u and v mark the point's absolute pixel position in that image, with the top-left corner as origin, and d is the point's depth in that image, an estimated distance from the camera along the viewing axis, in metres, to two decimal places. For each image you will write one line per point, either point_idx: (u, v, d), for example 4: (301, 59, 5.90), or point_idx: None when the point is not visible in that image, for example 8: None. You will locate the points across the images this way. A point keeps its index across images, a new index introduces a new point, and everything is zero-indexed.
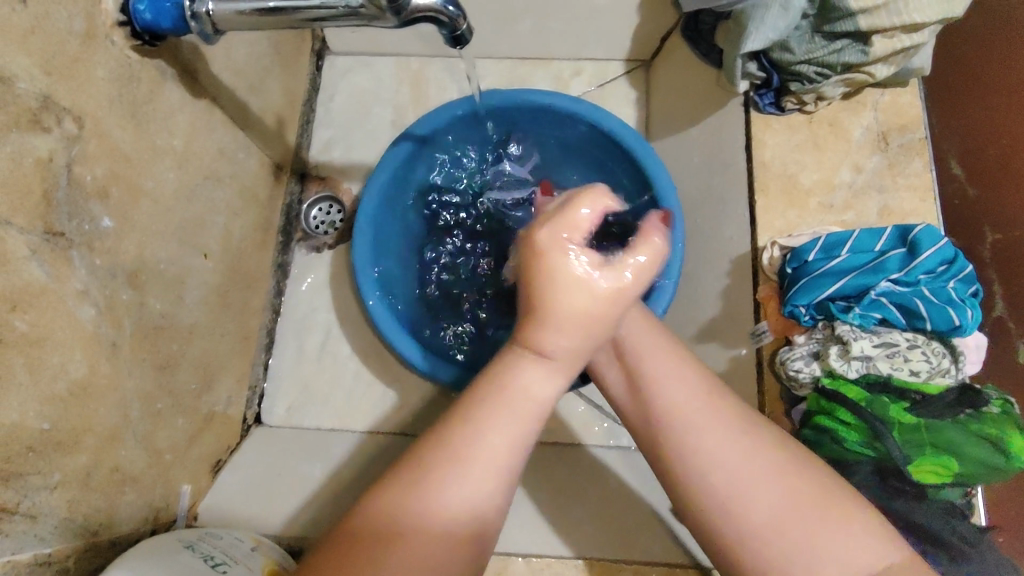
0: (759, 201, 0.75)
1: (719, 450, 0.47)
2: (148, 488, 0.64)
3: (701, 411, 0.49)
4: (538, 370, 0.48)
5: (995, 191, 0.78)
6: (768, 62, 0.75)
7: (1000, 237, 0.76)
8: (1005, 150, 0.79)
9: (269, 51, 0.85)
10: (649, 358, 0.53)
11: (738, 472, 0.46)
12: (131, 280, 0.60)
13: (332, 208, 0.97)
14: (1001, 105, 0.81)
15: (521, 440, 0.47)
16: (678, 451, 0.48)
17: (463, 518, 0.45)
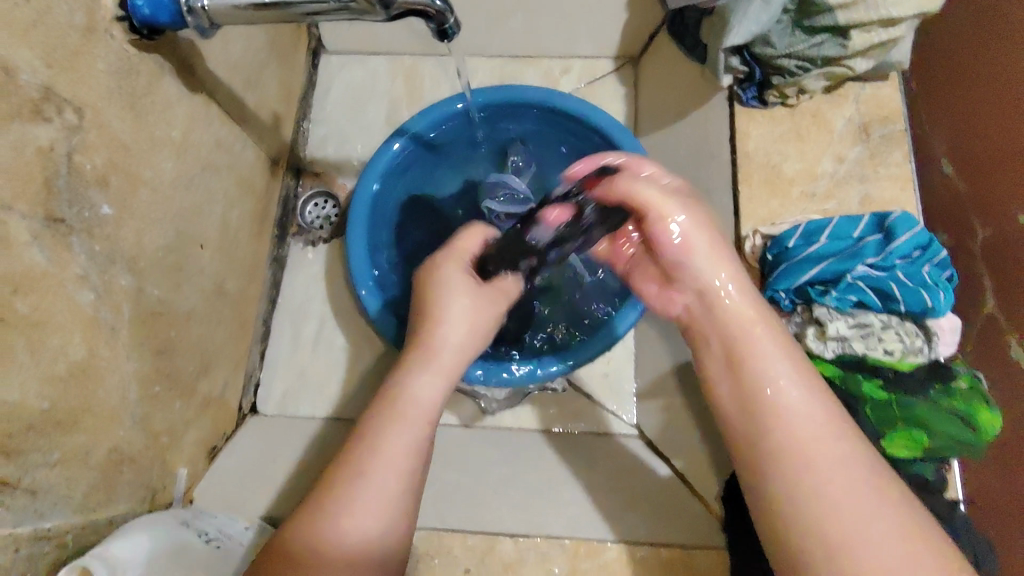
0: (742, 192, 0.77)
1: (841, 479, 0.45)
2: (144, 468, 0.66)
3: (827, 430, 0.47)
4: (427, 382, 0.57)
5: (985, 180, 0.77)
6: (750, 56, 0.77)
7: (990, 232, 0.76)
8: (988, 140, 0.77)
9: (265, 47, 0.87)
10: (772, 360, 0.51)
11: (842, 497, 0.45)
12: (130, 266, 0.62)
13: (326, 202, 0.99)
14: (989, 95, 0.77)
15: (422, 441, 0.54)
16: (812, 479, 0.46)
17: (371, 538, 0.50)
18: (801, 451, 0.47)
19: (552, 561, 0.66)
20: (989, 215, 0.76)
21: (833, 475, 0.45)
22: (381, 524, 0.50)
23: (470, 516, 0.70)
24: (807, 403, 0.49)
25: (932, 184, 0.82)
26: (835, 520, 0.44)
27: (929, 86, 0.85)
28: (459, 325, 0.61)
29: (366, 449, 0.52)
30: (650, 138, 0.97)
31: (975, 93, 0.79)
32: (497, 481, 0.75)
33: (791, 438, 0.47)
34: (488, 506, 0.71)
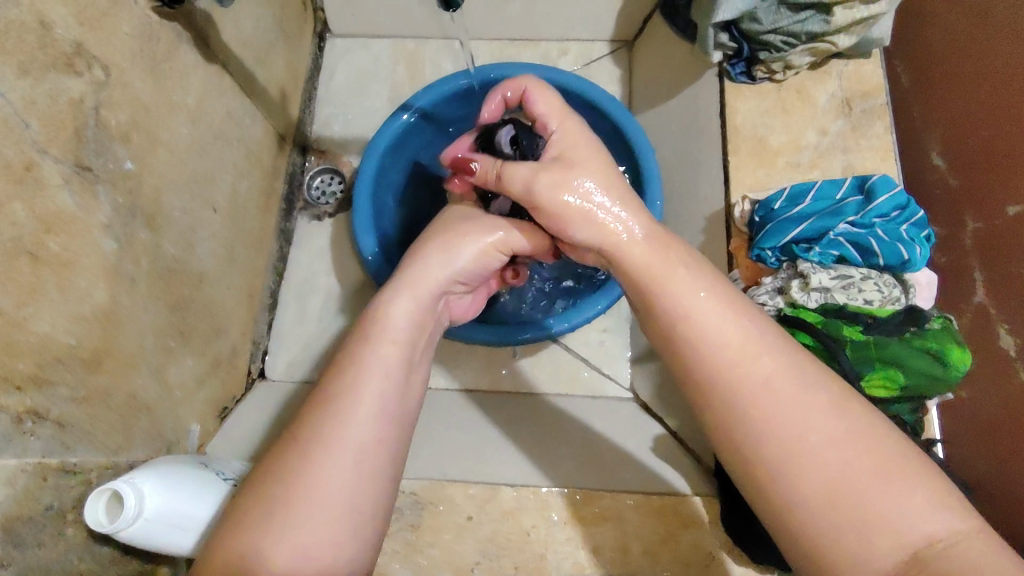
0: (731, 162, 0.81)
1: (778, 405, 0.44)
2: (160, 419, 0.68)
3: (751, 349, 0.46)
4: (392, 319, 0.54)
5: (969, 174, 0.77)
6: (738, 33, 0.81)
7: (981, 227, 0.75)
8: (982, 137, 0.75)
9: (273, 27, 0.90)
10: (699, 307, 0.48)
11: (774, 419, 0.44)
12: (148, 222, 0.65)
13: (332, 179, 1.03)
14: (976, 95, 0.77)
15: (395, 370, 0.52)
16: (749, 415, 0.45)
17: (334, 499, 0.47)
18: (731, 382, 0.46)
19: (549, 508, 0.69)
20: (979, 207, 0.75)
21: (771, 405, 0.44)
22: (353, 477, 0.47)
23: (470, 467, 0.73)
24: (728, 330, 0.47)
25: (926, 176, 0.83)
26: (769, 450, 0.43)
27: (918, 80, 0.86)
28: (449, 262, 0.58)
29: (320, 406, 0.49)
30: (643, 117, 1.01)
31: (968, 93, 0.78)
32: (495, 440, 0.77)
33: (718, 372, 0.46)
34: (488, 460, 0.73)
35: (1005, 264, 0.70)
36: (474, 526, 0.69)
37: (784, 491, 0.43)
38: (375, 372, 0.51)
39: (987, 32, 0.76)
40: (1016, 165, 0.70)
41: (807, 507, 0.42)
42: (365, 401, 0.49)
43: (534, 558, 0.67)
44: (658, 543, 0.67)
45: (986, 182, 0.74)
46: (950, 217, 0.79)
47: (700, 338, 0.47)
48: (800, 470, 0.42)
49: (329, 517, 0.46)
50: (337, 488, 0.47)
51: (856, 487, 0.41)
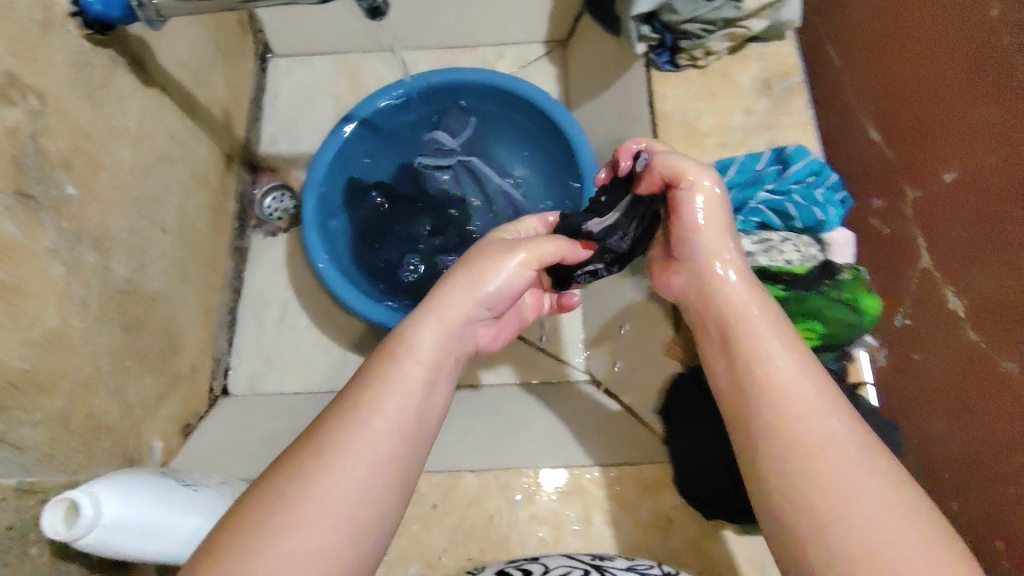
0: (662, 146, 0.85)
1: (842, 459, 0.47)
2: (122, 437, 0.69)
3: (822, 408, 0.50)
4: (429, 331, 0.55)
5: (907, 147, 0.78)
6: (659, 25, 0.85)
7: (920, 196, 0.76)
8: (913, 112, 0.77)
9: (210, 49, 0.92)
10: (771, 356, 0.53)
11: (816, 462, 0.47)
12: (97, 245, 0.66)
13: (284, 195, 1.04)
14: (913, 71, 0.77)
15: (416, 384, 0.52)
16: (816, 464, 0.47)
17: (336, 504, 0.45)
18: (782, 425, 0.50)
19: (510, 490, 0.72)
20: (917, 179, 0.76)
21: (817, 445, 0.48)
22: (357, 492, 0.46)
23: (434, 459, 0.75)
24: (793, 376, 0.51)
25: (868, 150, 0.86)
26: (824, 494, 0.46)
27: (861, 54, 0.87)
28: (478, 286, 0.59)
29: (342, 411, 0.49)
30: (581, 112, 1.05)
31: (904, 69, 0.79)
32: (456, 432, 0.80)
33: (779, 413, 0.50)
34: (449, 450, 0.76)
35: (945, 230, 0.71)
36: (439, 514, 0.71)
37: (827, 537, 0.44)
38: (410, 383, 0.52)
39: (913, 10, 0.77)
40: (944, 135, 0.72)
41: (850, 553, 0.43)
42: (383, 410, 0.49)
43: (498, 540, 0.69)
44: (616, 512, 0.70)
45: (917, 152, 0.76)
46: (883, 181, 0.83)
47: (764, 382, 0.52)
48: (852, 515, 0.44)
49: (332, 521, 0.44)
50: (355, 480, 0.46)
51: (901, 538, 0.43)
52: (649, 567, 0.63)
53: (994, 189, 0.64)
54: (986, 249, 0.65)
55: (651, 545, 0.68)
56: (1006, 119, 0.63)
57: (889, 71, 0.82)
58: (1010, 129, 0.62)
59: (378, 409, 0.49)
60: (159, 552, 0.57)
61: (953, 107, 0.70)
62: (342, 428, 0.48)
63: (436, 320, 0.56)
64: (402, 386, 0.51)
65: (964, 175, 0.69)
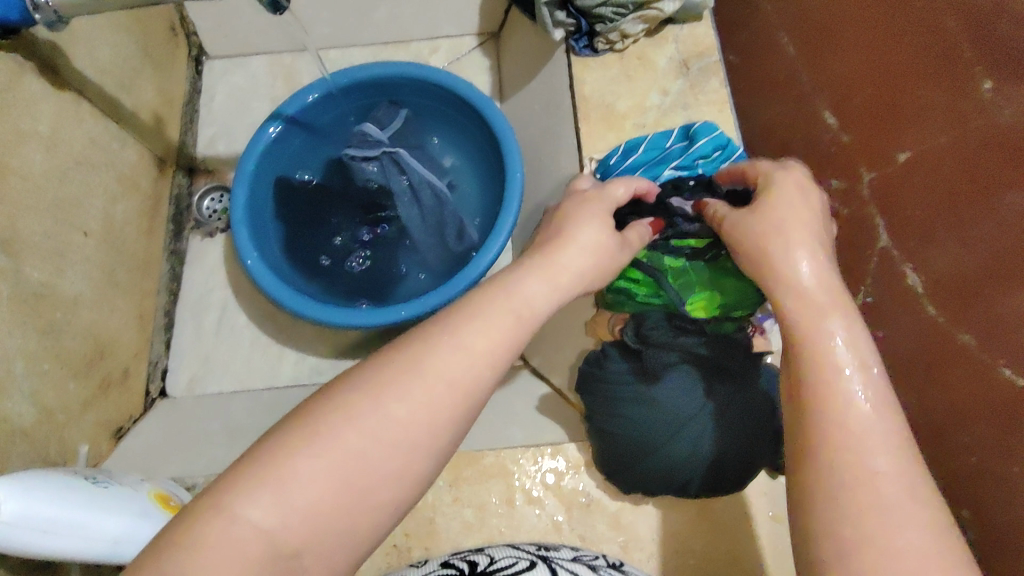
0: (583, 129, 0.86)
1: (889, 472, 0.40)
2: (43, 442, 0.69)
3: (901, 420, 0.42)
4: (537, 286, 0.50)
5: (865, 129, 0.72)
6: (574, 10, 0.86)
7: (878, 176, 0.70)
8: (869, 94, 0.71)
9: (136, 54, 0.92)
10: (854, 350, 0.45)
11: (891, 516, 0.38)
12: (4, 247, 0.66)
13: (222, 197, 1.04)
14: (863, 51, 0.71)
15: (513, 337, 0.46)
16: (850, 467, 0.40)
17: (404, 436, 0.40)
18: (860, 460, 0.40)
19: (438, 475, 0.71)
20: (873, 161, 0.71)
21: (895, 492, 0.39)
22: (428, 430, 0.41)
23: None
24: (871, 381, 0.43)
25: (820, 134, 0.79)
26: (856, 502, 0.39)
27: (812, 35, 0.79)
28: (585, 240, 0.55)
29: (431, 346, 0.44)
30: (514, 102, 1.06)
31: (852, 49, 0.73)
32: None
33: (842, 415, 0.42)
34: None
35: (904, 211, 0.67)
36: None
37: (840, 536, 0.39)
38: (494, 335, 0.45)
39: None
40: (899, 116, 0.67)
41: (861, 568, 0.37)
42: (467, 351, 0.44)
43: (424, 523, 0.70)
44: (541, 492, 0.70)
45: (874, 135, 0.70)
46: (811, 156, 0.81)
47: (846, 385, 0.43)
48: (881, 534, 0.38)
49: (398, 453, 0.40)
50: (405, 427, 0.40)
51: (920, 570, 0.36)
52: (593, 558, 0.62)
53: (950, 171, 0.61)
54: (946, 227, 0.63)
55: (575, 522, 0.69)
56: (956, 99, 0.60)
57: (834, 48, 0.76)
58: (960, 110, 0.60)
59: (451, 353, 0.43)
60: (91, 553, 0.58)
61: (909, 90, 0.65)
62: (419, 358, 0.43)
63: (545, 278, 0.51)
64: (490, 331, 0.45)
65: (920, 155, 0.65)
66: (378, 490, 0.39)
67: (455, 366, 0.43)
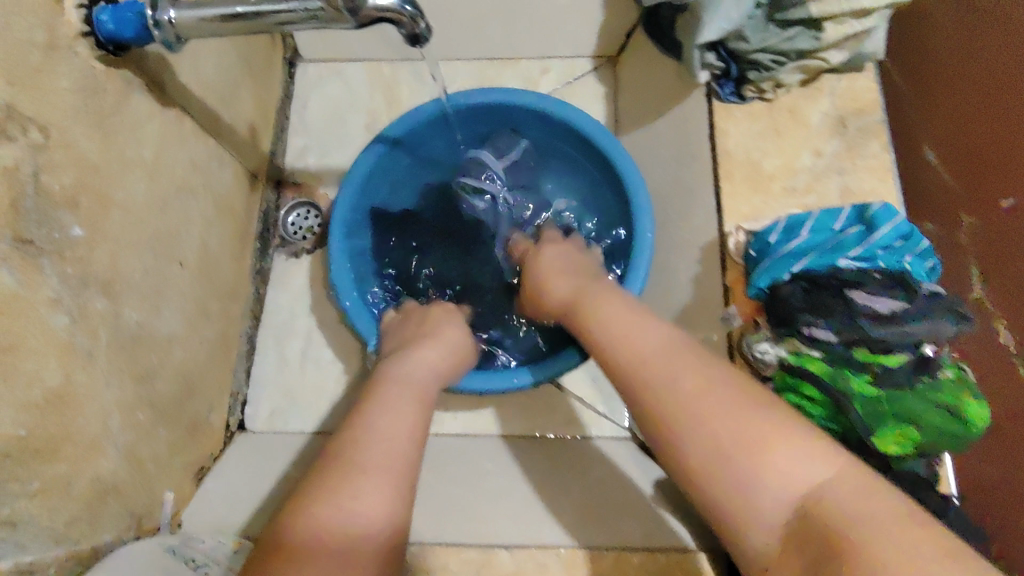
0: (724, 188, 0.77)
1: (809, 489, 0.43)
2: (129, 495, 0.64)
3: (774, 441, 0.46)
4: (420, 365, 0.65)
5: (969, 176, 0.67)
6: (726, 52, 0.76)
7: (975, 223, 0.65)
8: (983, 135, 0.66)
9: (238, 62, 0.86)
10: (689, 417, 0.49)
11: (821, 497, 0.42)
12: (105, 289, 0.60)
13: (309, 213, 0.98)
14: (981, 93, 0.66)
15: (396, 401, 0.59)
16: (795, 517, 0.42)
17: (358, 522, 0.48)
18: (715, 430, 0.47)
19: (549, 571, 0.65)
20: (976, 208, 0.65)
21: (756, 429, 0.46)
22: (372, 510, 0.49)
23: (465, 528, 0.69)
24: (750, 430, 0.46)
25: (919, 174, 0.74)
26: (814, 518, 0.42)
27: (920, 69, 0.75)
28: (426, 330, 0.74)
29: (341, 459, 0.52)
30: (632, 136, 0.98)
31: (969, 88, 0.68)
32: (491, 494, 0.74)
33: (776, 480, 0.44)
34: (484, 520, 0.70)
35: (1006, 262, 0.61)
36: None
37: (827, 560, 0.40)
38: (398, 408, 0.58)
39: (976, 29, 0.67)
40: (1010, 163, 0.62)
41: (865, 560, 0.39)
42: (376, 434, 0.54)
43: None
44: None
45: (981, 180, 0.65)
46: (915, 199, 0.75)
47: (708, 423, 0.47)
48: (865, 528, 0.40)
49: (352, 539, 0.47)
50: (360, 517, 0.48)
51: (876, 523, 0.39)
52: None
53: None
54: None
55: None
56: None
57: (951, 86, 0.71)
58: None
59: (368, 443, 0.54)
60: None
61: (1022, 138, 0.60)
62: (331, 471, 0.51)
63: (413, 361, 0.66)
64: (380, 410, 0.57)
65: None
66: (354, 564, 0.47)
67: (375, 452, 0.53)
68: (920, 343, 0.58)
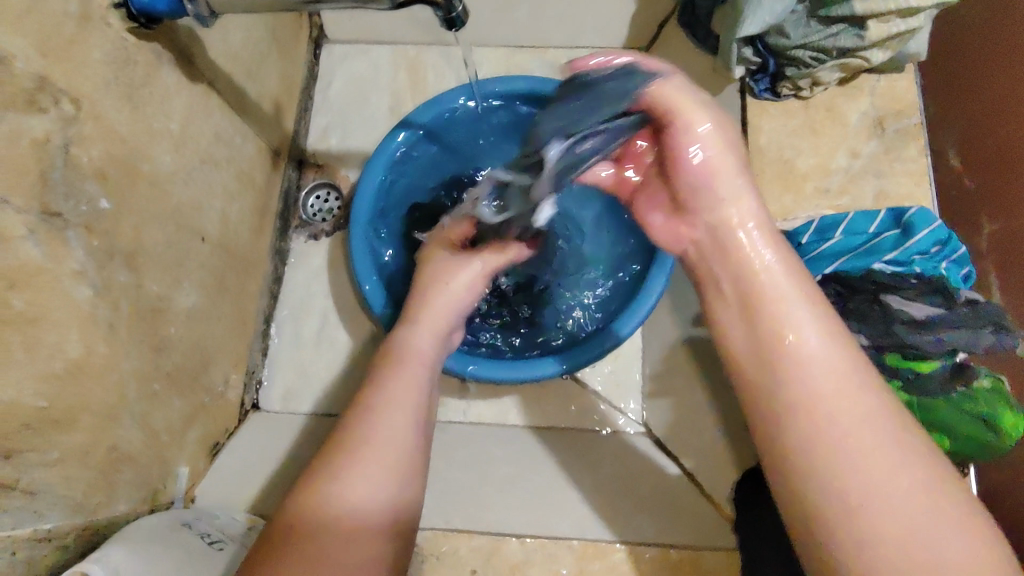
0: (755, 186, 0.75)
1: (874, 468, 0.40)
2: (145, 467, 0.64)
3: (861, 419, 0.41)
4: (425, 338, 0.63)
5: (989, 179, 0.69)
6: (763, 47, 0.75)
7: (999, 230, 0.68)
8: (999, 138, 0.68)
9: (265, 37, 0.85)
10: (793, 365, 0.44)
11: (884, 490, 0.39)
12: (129, 262, 0.60)
13: (329, 195, 0.98)
14: (1005, 95, 0.68)
15: (417, 377, 0.59)
16: (853, 499, 0.39)
17: (365, 497, 0.49)
18: (831, 442, 0.41)
19: (559, 562, 0.65)
20: (1000, 213, 0.67)
21: (829, 393, 0.42)
22: (383, 487, 0.50)
23: (474, 515, 0.69)
24: (843, 407, 0.42)
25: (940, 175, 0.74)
26: (865, 506, 0.39)
27: (941, 78, 0.76)
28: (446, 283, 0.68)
29: (356, 424, 0.53)
30: None
31: (993, 90, 0.69)
32: (500, 481, 0.73)
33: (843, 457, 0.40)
34: (489, 508, 0.69)
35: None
36: None
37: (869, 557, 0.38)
38: (400, 389, 0.56)
39: (1007, 33, 0.68)
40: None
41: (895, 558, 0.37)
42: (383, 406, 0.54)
43: None
44: None
45: (1003, 186, 0.67)
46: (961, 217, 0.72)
47: (802, 390, 0.43)
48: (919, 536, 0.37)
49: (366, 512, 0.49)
50: (371, 489, 0.50)
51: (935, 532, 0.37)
52: None
53: None
54: None
55: None
56: None
57: (973, 89, 0.71)
58: None
59: (374, 419, 0.53)
60: None
61: None
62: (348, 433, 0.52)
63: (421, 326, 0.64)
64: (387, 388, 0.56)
65: None
66: (361, 531, 0.48)
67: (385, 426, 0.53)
68: (955, 350, 0.57)
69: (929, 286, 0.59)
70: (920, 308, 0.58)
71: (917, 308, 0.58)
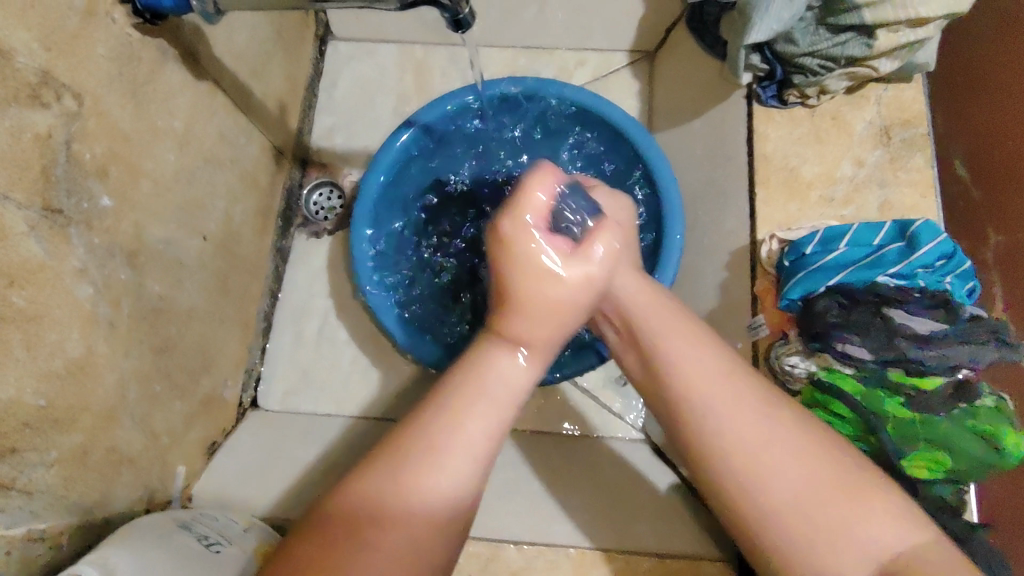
0: (760, 194, 0.75)
1: (768, 456, 0.43)
2: (143, 469, 0.64)
3: (742, 404, 0.45)
4: (516, 358, 0.47)
5: (994, 189, 0.70)
6: (771, 54, 0.75)
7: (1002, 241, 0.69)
8: (1008, 147, 0.69)
9: (270, 35, 0.84)
10: (659, 333, 0.49)
11: (769, 468, 0.42)
12: (130, 261, 0.60)
13: (332, 193, 0.97)
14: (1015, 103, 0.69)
15: (492, 407, 0.45)
16: (743, 485, 0.43)
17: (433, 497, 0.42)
18: (719, 433, 0.44)
19: (559, 570, 0.64)
20: (1004, 224, 0.69)
21: (701, 375, 0.46)
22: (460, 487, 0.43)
23: (476, 521, 0.69)
24: (715, 392, 0.45)
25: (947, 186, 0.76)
26: (755, 487, 0.43)
27: (948, 86, 0.78)
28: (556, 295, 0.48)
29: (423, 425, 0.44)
30: (665, 135, 0.96)
31: (1004, 99, 0.70)
32: (503, 488, 0.74)
33: (728, 442, 0.44)
34: (491, 515, 0.69)
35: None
36: None
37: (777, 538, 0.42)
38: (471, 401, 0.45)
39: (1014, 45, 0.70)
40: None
41: (790, 535, 0.41)
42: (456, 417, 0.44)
43: None
44: None
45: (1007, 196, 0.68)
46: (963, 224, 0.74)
47: (687, 382, 0.46)
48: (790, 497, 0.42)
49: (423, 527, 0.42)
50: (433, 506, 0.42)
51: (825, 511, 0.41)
52: None
53: None
54: None
55: None
56: None
57: (985, 98, 0.73)
58: None
59: (449, 430, 0.44)
60: None
61: None
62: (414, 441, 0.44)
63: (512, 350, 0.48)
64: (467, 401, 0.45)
65: None
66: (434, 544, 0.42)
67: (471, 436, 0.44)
68: (957, 367, 0.57)
69: (936, 301, 0.58)
70: (925, 323, 0.58)
71: (923, 323, 0.58)
